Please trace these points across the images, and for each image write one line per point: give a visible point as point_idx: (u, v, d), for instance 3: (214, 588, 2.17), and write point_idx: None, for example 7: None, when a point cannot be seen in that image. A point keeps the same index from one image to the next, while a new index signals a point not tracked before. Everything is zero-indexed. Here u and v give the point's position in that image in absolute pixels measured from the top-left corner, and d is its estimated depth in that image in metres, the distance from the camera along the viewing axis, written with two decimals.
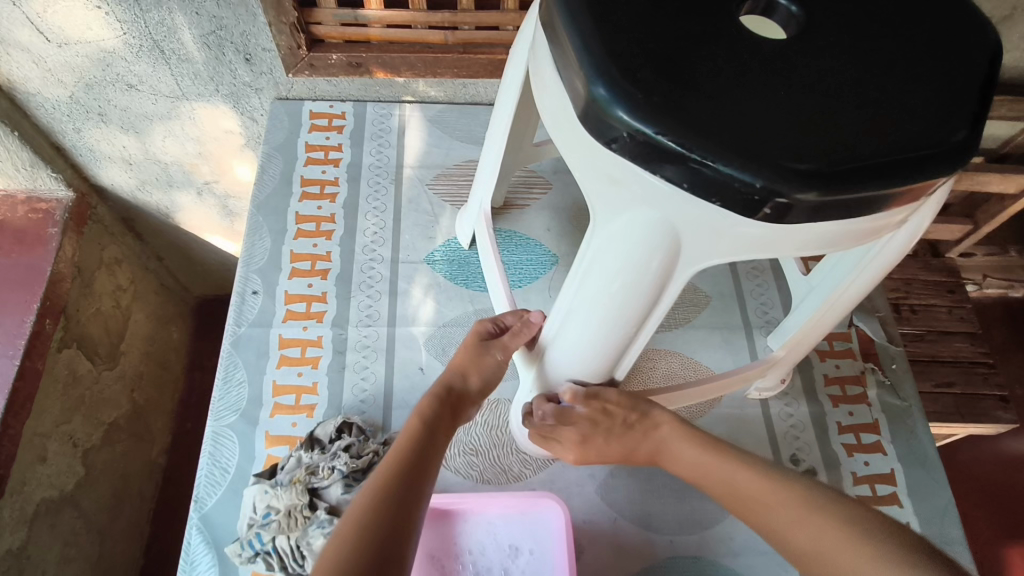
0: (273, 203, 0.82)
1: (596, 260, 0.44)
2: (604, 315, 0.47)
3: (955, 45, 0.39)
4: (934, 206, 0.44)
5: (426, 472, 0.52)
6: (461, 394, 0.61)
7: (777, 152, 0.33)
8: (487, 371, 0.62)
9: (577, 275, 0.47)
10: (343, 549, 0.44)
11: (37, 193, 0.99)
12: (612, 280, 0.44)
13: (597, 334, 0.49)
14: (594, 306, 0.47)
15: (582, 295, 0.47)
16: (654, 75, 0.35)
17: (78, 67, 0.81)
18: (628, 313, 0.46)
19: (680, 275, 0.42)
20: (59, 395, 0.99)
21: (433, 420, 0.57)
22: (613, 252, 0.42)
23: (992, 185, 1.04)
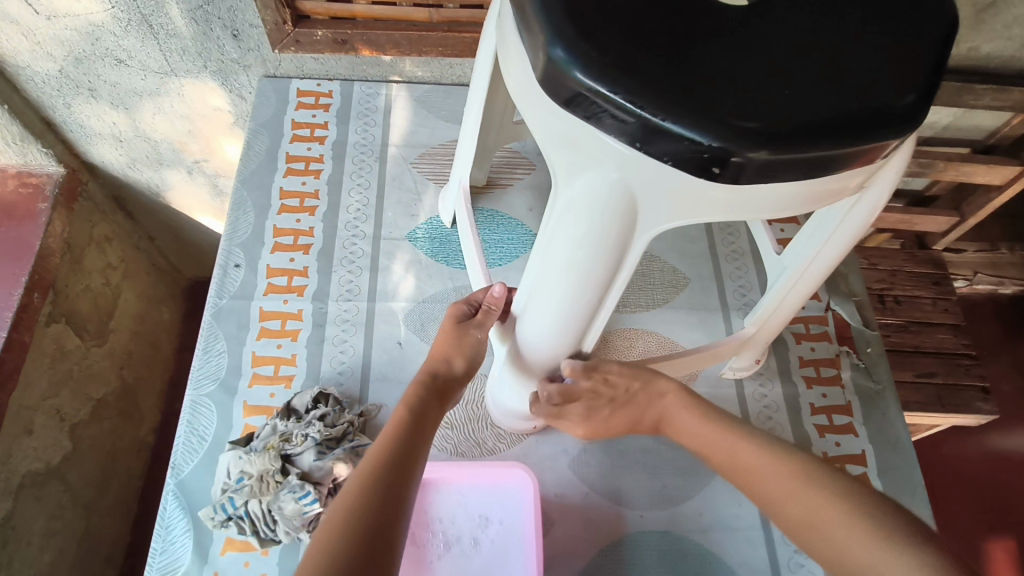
0: (258, 178, 0.83)
1: (559, 224, 0.44)
2: (570, 281, 0.47)
3: (911, 13, 0.40)
4: (892, 177, 0.45)
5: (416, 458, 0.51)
6: (447, 380, 0.60)
7: (727, 111, 0.35)
8: (470, 352, 0.62)
9: (543, 241, 0.47)
10: (333, 539, 0.42)
11: (27, 168, 1.00)
12: (572, 244, 0.44)
13: (566, 304, 0.50)
14: (558, 273, 0.47)
15: (547, 262, 0.48)
16: (610, 35, 0.36)
17: (67, 41, 0.81)
18: (592, 279, 0.47)
19: (638, 239, 0.43)
20: (47, 369, 1.00)
21: (418, 406, 0.56)
22: (574, 216, 0.43)
23: (978, 176, 1.04)
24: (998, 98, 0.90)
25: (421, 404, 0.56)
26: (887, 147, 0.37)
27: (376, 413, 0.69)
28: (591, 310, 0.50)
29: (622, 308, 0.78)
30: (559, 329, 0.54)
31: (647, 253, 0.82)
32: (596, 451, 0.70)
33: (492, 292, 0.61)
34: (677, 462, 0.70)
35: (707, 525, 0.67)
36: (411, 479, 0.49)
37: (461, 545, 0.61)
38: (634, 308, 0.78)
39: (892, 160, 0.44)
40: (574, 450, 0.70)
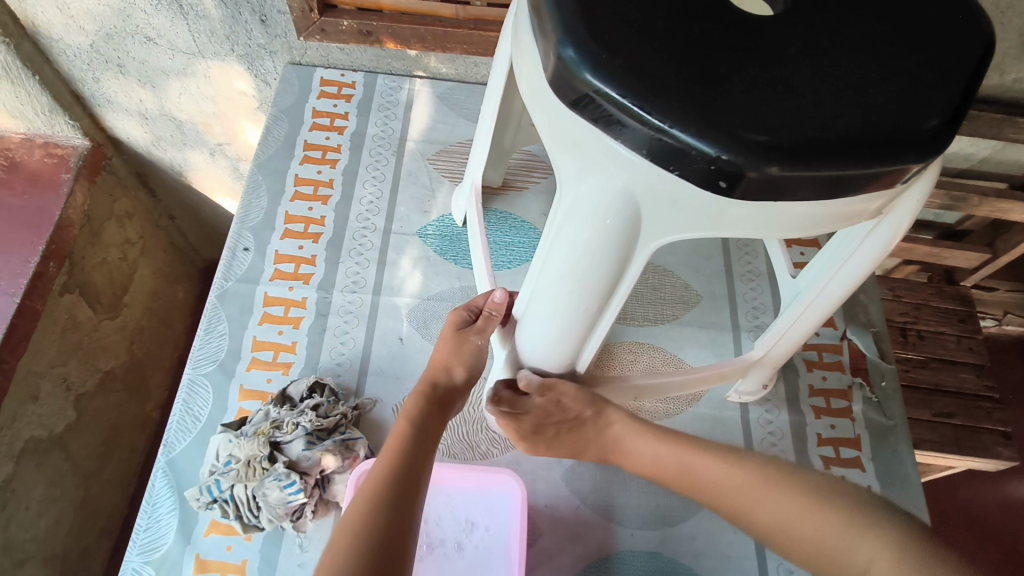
0: (274, 164, 0.83)
1: (562, 228, 0.43)
2: (571, 289, 0.46)
3: (943, 36, 0.38)
4: (913, 203, 0.43)
5: (421, 479, 0.50)
6: (448, 390, 0.60)
7: (738, 122, 0.33)
8: (470, 360, 0.61)
9: (546, 245, 0.46)
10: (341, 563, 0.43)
11: (54, 139, 1.02)
12: (573, 250, 0.43)
13: (566, 312, 0.49)
14: (559, 279, 0.46)
15: (549, 268, 0.47)
16: (623, 38, 0.35)
17: (99, 16, 0.83)
18: (593, 287, 0.45)
19: (639, 248, 0.42)
20: (56, 338, 1.01)
21: (420, 419, 0.55)
22: (577, 221, 0.41)
23: (1013, 213, 1.01)
24: None
25: (423, 416, 0.55)
26: (906, 173, 0.35)
27: (371, 407, 0.68)
28: (591, 321, 0.49)
29: (630, 321, 0.76)
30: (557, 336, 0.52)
31: (660, 267, 0.81)
32: (591, 464, 0.68)
33: (492, 298, 0.60)
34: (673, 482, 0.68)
35: (699, 550, 0.65)
36: (416, 499, 0.49)
37: (445, 548, 0.60)
38: (642, 322, 0.76)
39: (913, 186, 0.42)
40: (568, 461, 0.68)
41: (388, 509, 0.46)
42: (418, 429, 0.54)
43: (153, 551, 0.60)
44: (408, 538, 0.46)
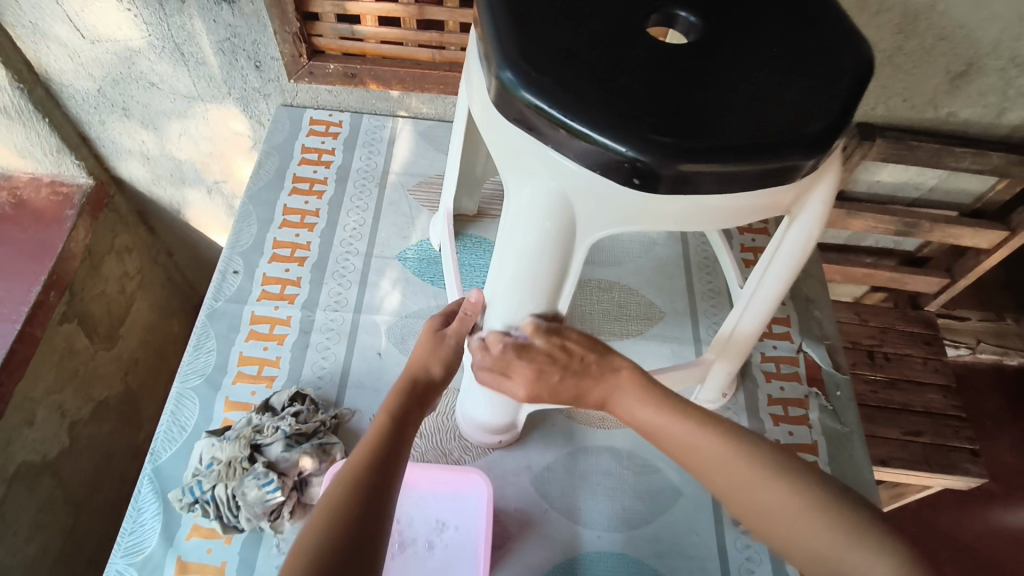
0: (264, 195, 0.89)
1: (510, 237, 0.48)
2: (524, 292, 0.51)
3: (830, 59, 0.45)
4: (820, 203, 0.49)
5: (397, 473, 0.50)
6: (427, 386, 0.57)
7: (645, 127, 0.39)
8: (447, 358, 0.59)
9: (497, 254, 0.51)
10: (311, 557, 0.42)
11: (60, 178, 1.08)
12: (521, 255, 0.49)
13: (520, 312, 0.54)
14: (514, 282, 0.51)
15: (502, 275, 0.52)
16: (551, 62, 0.41)
17: (106, 63, 0.91)
18: (543, 287, 0.51)
19: (579, 245, 0.48)
20: (54, 365, 1.06)
21: (400, 411, 0.54)
22: (522, 228, 0.47)
23: (964, 238, 1.06)
24: (978, 163, 0.93)
25: (404, 406, 0.54)
26: (799, 170, 0.41)
27: (349, 417, 0.72)
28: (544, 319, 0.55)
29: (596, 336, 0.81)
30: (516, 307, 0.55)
31: (625, 286, 0.86)
32: (559, 469, 0.72)
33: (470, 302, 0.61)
34: (637, 486, 0.71)
35: (663, 550, 0.67)
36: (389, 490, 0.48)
37: (416, 546, 0.63)
38: (608, 336, 0.81)
39: (820, 187, 0.48)
40: (537, 467, 0.72)
41: (362, 501, 0.46)
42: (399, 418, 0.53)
43: (136, 553, 0.62)
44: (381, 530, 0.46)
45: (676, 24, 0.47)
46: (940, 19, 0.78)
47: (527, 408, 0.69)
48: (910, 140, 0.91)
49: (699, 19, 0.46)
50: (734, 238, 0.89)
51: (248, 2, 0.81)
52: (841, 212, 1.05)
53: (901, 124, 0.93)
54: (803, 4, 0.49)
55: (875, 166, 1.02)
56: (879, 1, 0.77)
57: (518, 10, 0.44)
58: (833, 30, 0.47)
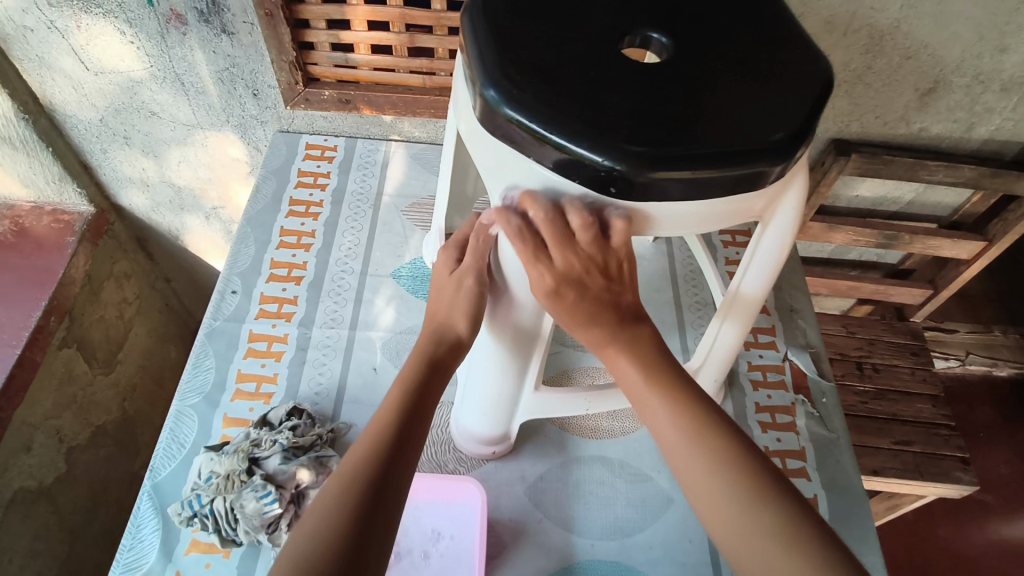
0: (262, 218, 0.91)
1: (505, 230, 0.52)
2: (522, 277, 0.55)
3: (792, 75, 0.48)
4: (793, 203, 0.53)
5: (408, 457, 0.49)
6: (450, 345, 0.57)
7: (619, 138, 0.42)
8: (472, 309, 0.56)
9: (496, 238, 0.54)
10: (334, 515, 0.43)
11: (62, 206, 1.10)
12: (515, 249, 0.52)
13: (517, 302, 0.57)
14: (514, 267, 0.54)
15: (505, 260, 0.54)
16: (531, 80, 0.45)
17: (109, 94, 0.94)
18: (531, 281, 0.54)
19: None
20: (53, 390, 1.07)
21: (416, 390, 0.53)
22: None
23: (944, 249, 1.09)
24: (951, 175, 0.96)
25: (421, 381, 0.54)
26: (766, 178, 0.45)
27: (345, 432, 0.73)
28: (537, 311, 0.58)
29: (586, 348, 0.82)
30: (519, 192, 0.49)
31: None
32: (553, 479, 0.73)
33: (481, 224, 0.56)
34: (630, 494, 0.72)
35: (656, 557, 0.68)
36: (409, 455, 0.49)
37: (412, 556, 0.64)
38: None
39: (790, 189, 0.52)
40: (531, 477, 0.73)
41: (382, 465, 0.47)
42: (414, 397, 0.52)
43: (135, 569, 0.63)
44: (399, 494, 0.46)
45: (649, 46, 0.50)
46: (905, 40, 0.82)
47: (520, 417, 0.70)
48: (884, 155, 0.95)
49: (669, 40, 0.49)
50: (719, 251, 0.91)
51: (247, 34, 0.85)
52: (823, 226, 1.08)
53: (875, 139, 0.96)
54: (767, 24, 0.53)
55: (853, 181, 1.06)
56: (846, 24, 0.81)
57: (499, 35, 0.48)
58: (794, 48, 0.51)
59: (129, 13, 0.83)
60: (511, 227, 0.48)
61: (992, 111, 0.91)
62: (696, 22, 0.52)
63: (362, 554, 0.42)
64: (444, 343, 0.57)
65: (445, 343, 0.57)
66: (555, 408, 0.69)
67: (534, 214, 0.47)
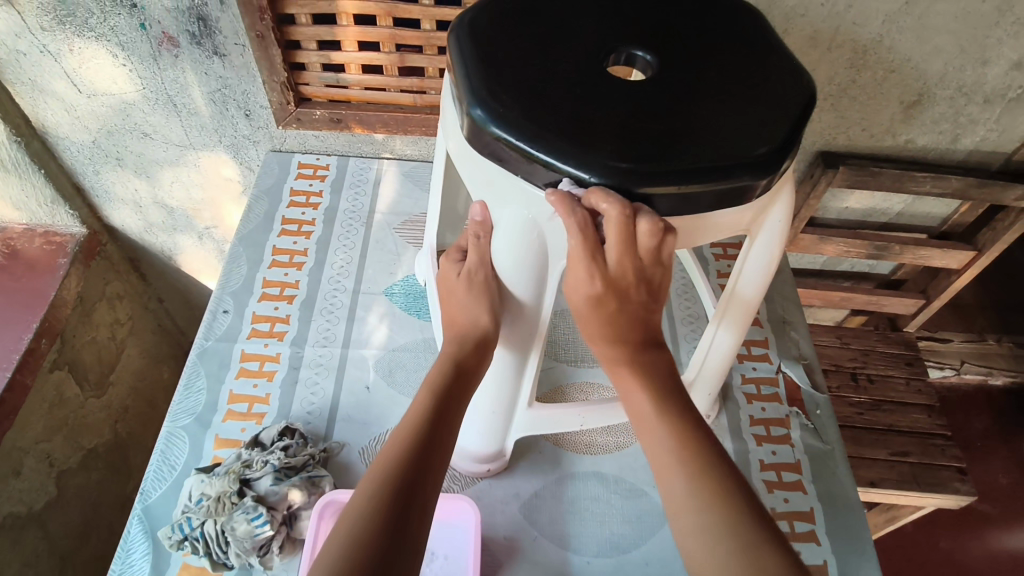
0: (254, 237, 0.91)
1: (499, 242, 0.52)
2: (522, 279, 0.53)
3: (775, 90, 0.49)
4: (778, 221, 0.54)
5: (442, 451, 0.50)
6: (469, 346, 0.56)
7: (605, 155, 0.43)
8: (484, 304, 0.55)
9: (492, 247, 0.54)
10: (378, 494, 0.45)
11: (54, 228, 1.10)
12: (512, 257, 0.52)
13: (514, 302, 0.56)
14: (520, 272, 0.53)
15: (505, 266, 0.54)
16: (517, 99, 0.45)
17: (102, 116, 0.94)
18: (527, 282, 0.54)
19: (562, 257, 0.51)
20: (44, 414, 1.06)
21: (444, 393, 0.53)
22: (509, 243, 0.51)
23: (935, 259, 1.10)
24: (939, 186, 0.97)
25: (448, 384, 0.53)
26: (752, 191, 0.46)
27: (338, 451, 0.73)
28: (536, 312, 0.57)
29: (580, 363, 0.82)
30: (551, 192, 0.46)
31: None
32: (548, 496, 0.72)
33: (471, 219, 0.54)
34: (626, 510, 0.72)
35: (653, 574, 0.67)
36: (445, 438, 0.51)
37: None
38: (592, 363, 0.83)
39: (774, 208, 0.53)
40: (525, 494, 0.72)
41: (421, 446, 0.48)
42: (441, 400, 0.52)
43: None
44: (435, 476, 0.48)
45: (634, 63, 0.51)
46: (888, 54, 0.83)
47: (515, 434, 0.70)
48: (871, 167, 0.95)
49: (654, 57, 0.50)
50: (710, 264, 0.92)
51: (239, 55, 0.86)
52: (814, 238, 1.09)
53: (862, 151, 0.97)
54: (750, 40, 0.54)
55: (842, 193, 1.06)
56: (830, 39, 0.82)
57: (485, 55, 0.48)
58: (776, 63, 0.52)
59: (121, 35, 0.83)
60: (575, 219, 0.44)
61: (976, 122, 0.92)
62: (679, 39, 0.52)
63: (399, 545, 0.43)
64: (468, 343, 0.56)
65: (470, 343, 0.56)
66: (550, 424, 0.69)
67: (604, 208, 0.43)
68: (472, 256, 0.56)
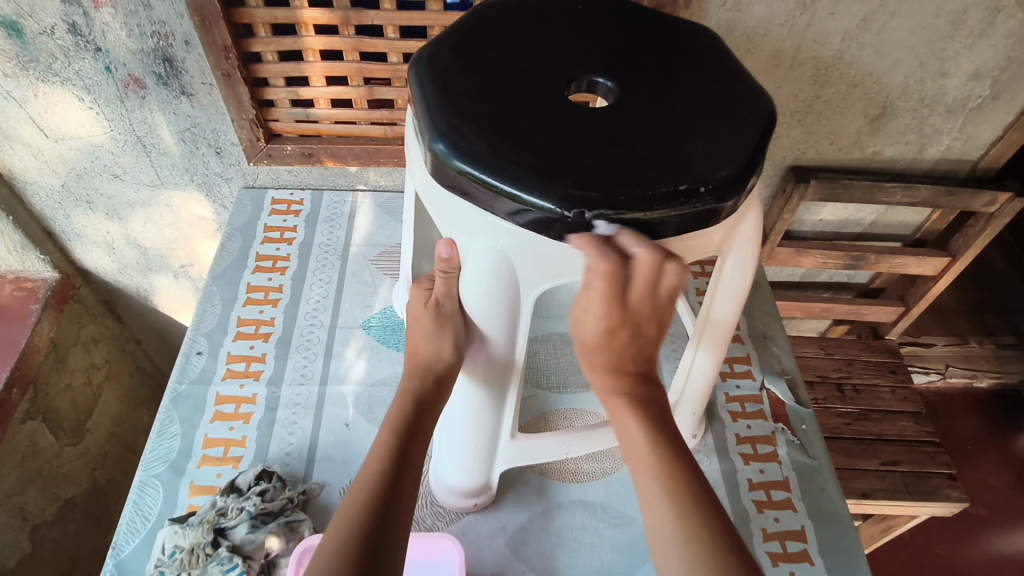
0: (228, 275, 0.90)
1: (468, 276, 0.52)
2: (492, 312, 0.53)
3: (736, 111, 0.50)
4: (753, 225, 0.53)
5: (411, 472, 0.50)
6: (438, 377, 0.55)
7: (569, 183, 0.43)
8: (455, 337, 0.55)
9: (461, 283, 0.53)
10: (348, 525, 0.45)
11: (25, 274, 1.08)
12: (482, 289, 0.51)
13: (486, 334, 0.55)
14: (490, 306, 0.52)
15: (475, 302, 0.53)
16: (479, 132, 0.45)
17: (71, 159, 0.93)
18: (495, 315, 0.53)
19: (533, 287, 0.51)
20: (16, 467, 1.04)
21: (412, 420, 0.53)
22: (479, 273, 0.51)
23: (911, 266, 1.11)
24: (908, 196, 0.98)
25: (410, 423, 0.53)
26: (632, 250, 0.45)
27: (318, 492, 0.71)
28: (508, 344, 0.56)
29: (563, 389, 0.81)
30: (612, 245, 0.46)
31: None
32: (534, 528, 0.71)
33: (437, 256, 0.53)
34: (614, 540, 0.70)
35: None
36: (413, 462, 0.51)
37: None
38: (575, 388, 0.82)
39: (746, 217, 0.53)
40: (512, 528, 0.71)
41: (391, 471, 0.49)
42: (403, 438, 0.52)
43: None
44: (403, 504, 0.48)
45: (596, 89, 0.51)
46: (850, 69, 0.85)
47: (498, 467, 0.69)
48: (842, 179, 0.97)
49: (615, 83, 0.50)
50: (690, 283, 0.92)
51: (207, 94, 0.86)
52: (791, 251, 1.09)
53: (832, 164, 0.98)
54: (708, 61, 0.54)
55: (816, 206, 1.07)
56: (792, 57, 0.83)
57: (446, 88, 0.48)
58: (736, 85, 0.52)
59: (86, 79, 0.83)
60: (605, 261, 0.45)
61: (940, 132, 0.94)
62: (639, 65, 0.53)
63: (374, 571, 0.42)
64: (430, 378, 0.55)
65: (432, 377, 0.55)
66: (535, 454, 0.68)
67: (637, 251, 0.45)
68: (439, 287, 0.55)
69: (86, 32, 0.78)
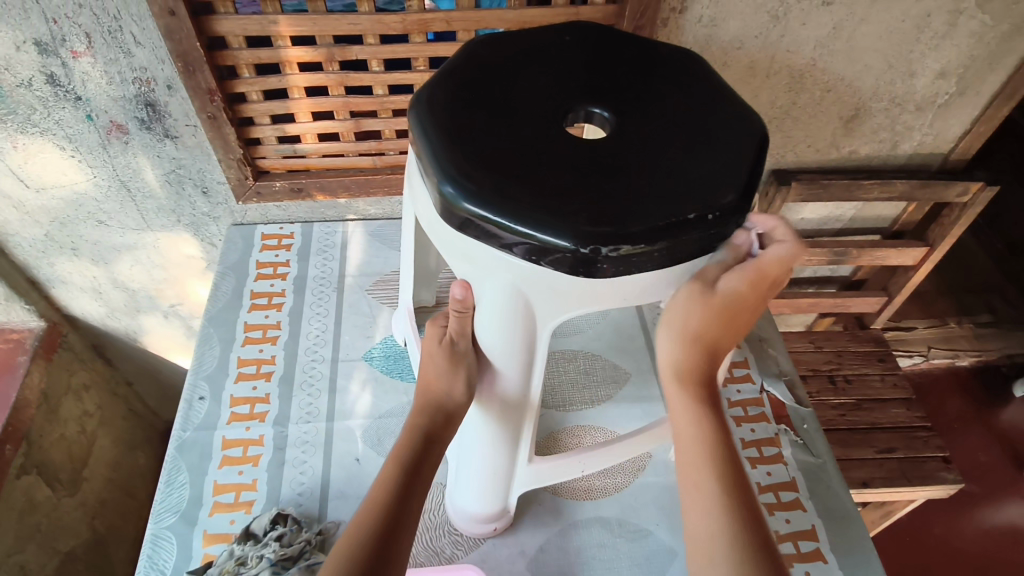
0: (224, 315, 0.89)
1: (482, 313, 0.52)
2: (508, 347, 0.53)
3: (729, 133, 0.51)
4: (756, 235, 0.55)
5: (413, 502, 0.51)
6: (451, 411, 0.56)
7: (581, 220, 0.43)
8: (467, 372, 0.56)
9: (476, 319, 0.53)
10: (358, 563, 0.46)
11: (10, 325, 1.06)
12: (496, 326, 0.52)
13: (503, 369, 0.55)
14: (506, 342, 0.53)
15: (491, 338, 0.53)
16: (486, 173, 0.46)
17: (54, 209, 0.92)
18: (511, 350, 0.53)
19: (544, 321, 0.51)
20: (14, 523, 1.01)
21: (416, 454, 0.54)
22: (492, 308, 0.51)
23: (891, 258, 1.14)
24: (886, 192, 1.01)
25: (418, 459, 0.54)
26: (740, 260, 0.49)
27: (335, 530, 0.71)
28: (524, 377, 0.56)
29: (569, 407, 0.82)
30: (625, 278, 0.47)
31: (590, 353, 0.89)
32: (553, 550, 0.71)
33: (452, 298, 0.53)
34: (632, 554, 0.71)
35: None
36: (415, 495, 0.52)
37: None
38: (580, 405, 0.82)
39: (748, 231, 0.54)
40: (531, 551, 0.71)
41: (396, 506, 0.50)
42: (411, 476, 0.53)
43: None
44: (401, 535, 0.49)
45: (592, 119, 0.53)
46: (823, 76, 0.87)
47: (514, 493, 0.69)
48: (822, 180, 0.99)
49: (611, 113, 0.51)
50: None
51: (191, 136, 0.85)
52: None
53: (811, 167, 1.01)
54: (696, 85, 0.56)
55: (798, 207, 1.10)
56: (767, 67, 0.85)
57: (448, 130, 0.49)
58: (727, 108, 0.54)
59: (67, 128, 0.82)
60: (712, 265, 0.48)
61: (912, 129, 0.97)
62: (632, 94, 0.54)
63: None
64: (439, 416, 0.56)
65: (443, 414, 0.56)
66: (550, 477, 0.68)
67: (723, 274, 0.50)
68: (454, 325, 0.56)
69: (65, 82, 0.77)
